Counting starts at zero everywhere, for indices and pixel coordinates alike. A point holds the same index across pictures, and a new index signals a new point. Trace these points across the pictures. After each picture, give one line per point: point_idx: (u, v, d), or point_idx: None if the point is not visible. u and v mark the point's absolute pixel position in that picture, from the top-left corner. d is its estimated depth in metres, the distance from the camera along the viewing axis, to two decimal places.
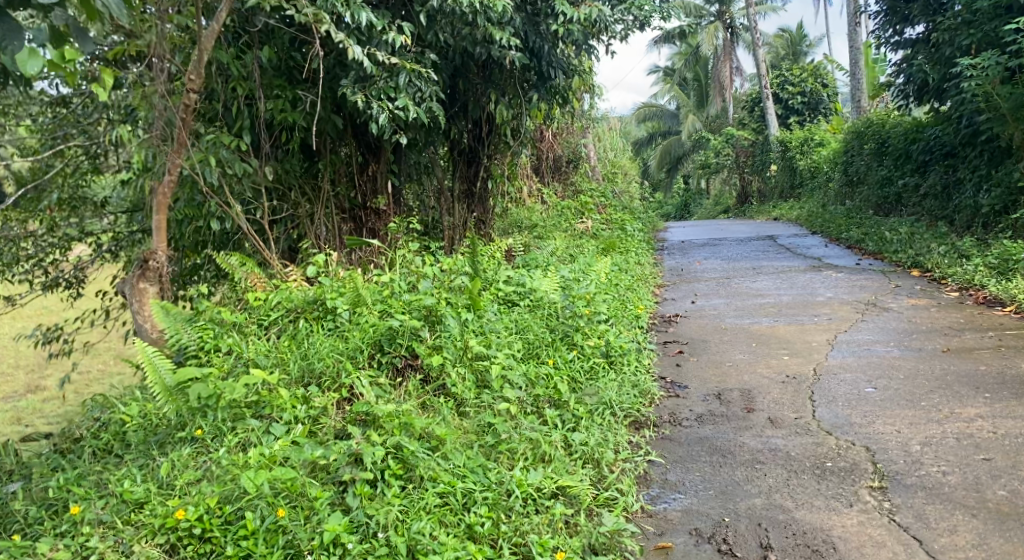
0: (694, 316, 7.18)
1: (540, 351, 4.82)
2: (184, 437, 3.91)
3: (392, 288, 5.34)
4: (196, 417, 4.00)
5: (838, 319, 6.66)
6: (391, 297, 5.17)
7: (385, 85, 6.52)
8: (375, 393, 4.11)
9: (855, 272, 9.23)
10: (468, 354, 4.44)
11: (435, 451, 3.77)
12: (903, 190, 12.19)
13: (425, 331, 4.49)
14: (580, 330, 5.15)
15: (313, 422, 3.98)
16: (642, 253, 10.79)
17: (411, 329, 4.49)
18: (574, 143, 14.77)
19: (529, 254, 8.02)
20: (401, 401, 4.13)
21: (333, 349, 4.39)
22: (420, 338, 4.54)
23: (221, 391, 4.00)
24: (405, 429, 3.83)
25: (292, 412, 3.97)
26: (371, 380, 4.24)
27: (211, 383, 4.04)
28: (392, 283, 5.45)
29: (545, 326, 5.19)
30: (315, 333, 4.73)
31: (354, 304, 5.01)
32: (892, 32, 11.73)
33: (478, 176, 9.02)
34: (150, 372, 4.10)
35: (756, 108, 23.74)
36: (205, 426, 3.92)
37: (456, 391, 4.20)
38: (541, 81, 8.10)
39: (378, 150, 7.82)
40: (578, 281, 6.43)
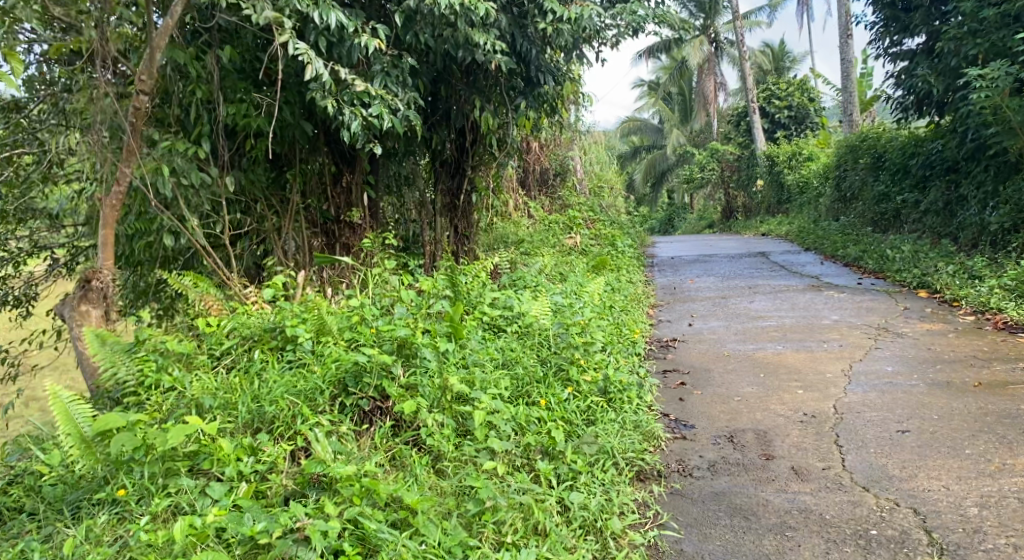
0: (692, 341, 6.66)
1: (530, 387, 4.28)
2: (103, 499, 3.39)
3: (365, 312, 4.80)
4: (120, 472, 3.47)
5: (850, 345, 6.14)
6: (363, 323, 4.63)
7: (359, 90, 5.98)
8: (334, 447, 3.57)
9: (859, 292, 8.76)
10: (449, 401, 3.88)
11: (401, 530, 3.22)
12: (901, 206, 11.71)
13: (398, 367, 3.94)
14: (574, 362, 4.61)
15: (260, 480, 3.47)
16: (633, 270, 10.28)
17: (380, 365, 3.95)
18: (562, 156, 14.29)
19: (516, 274, 7.50)
20: (365, 458, 3.59)
21: (291, 388, 3.85)
22: (391, 375, 3.96)
23: (150, 442, 3.47)
24: (367, 497, 3.28)
25: (235, 466, 3.44)
26: (331, 428, 3.70)
27: (138, 432, 3.48)
28: (365, 308, 4.89)
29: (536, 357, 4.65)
30: (274, 366, 4.22)
31: (319, 330, 4.45)
32: (889, 43, 11.27)
33: (462, 188, 8.46)
34: (64, 421, 3.59)
35: (741, 122, 23.34)
36: (130, 486, 3.40)
37: (433, 445, 3.66)
38: (528, 87, 7.59)
39: (353, 159, 7.32)
40: (570, 305, 5.90)
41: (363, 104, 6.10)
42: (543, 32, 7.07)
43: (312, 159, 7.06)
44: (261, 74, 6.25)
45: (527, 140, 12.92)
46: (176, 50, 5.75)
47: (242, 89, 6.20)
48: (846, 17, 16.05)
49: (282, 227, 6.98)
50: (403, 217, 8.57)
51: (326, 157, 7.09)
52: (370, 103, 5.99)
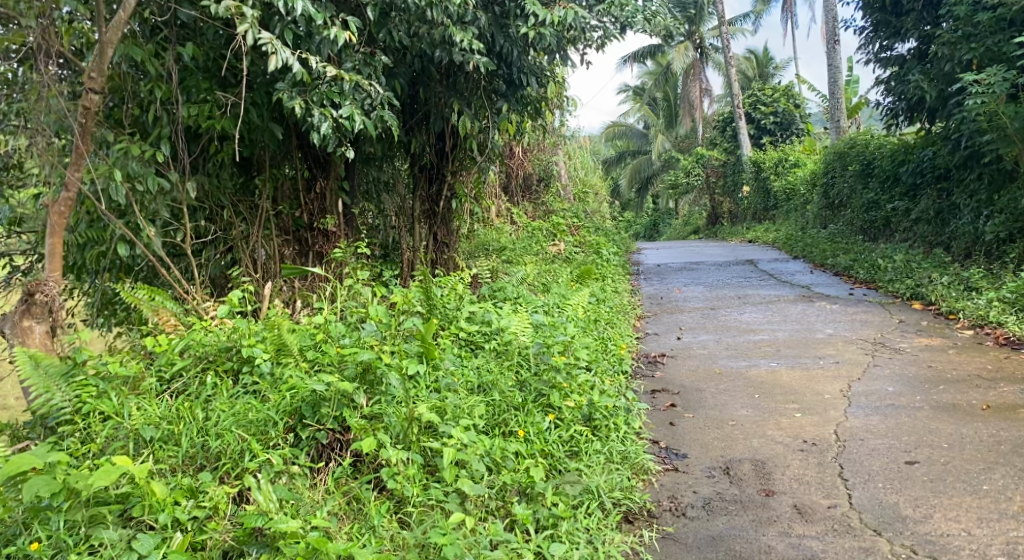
0: (681, 357, 6.34)
1: (509, 416, 3.99)
2: (15, 551, 3.13)
3: (331, 333, 4.48)
4: (36, 521, 3.21)
5: (846, 361, 5.83)
6: (329, 350, 4.28)
7: (329, 89, 5.65)
8: (279, 493, 3.39)
9: (851, 304, 8.45)
10: (418, 440, 3.65)
11: None
12: (891, 214, 11.42)
13: (361, 396, 3.76)
14: (557, 387, 4.25)
15: (198, 531, 3.29)
16: (619, 280, 9.95)
17: (341, 394, 3.76)
18: (546, 160, 13.96)
19: (497, 284, 7.16)
20: (316, 505, 3.40)
21: (237, 420, 3.70)
22: (353, 403, 3.77)
23: (71, 486, 3.23)
24: (312, 556, 3.08)
25: (170, 514, 3.28)
26: (280, 468, 3.52)
27: (57, 477, 3.24)
28: (332, 328, 4.52)
29: (515, 382, 4.33)
30: (228, 399, 3.87)
31: (275, 349, 4.18)
32: (879, 49, 10.99)
33: (441, 194, 8.06)
34: None
35: (726, 128, 23.00)
36: (45, 538, 3.15)
37: (396, 489, 3.44)
38: (510, 89, 7.26)
39: (327, 163, 6.96)
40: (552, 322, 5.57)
41: (334, 105, 5.78)
42: (525, 33, 6.72)
43: (282, 163, 6.72)
44: (228, 75, 5.91)
45: (509, 144, 12.58)
46: (131, 46, 5.40)
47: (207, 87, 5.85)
48: (833, 22, 15.78)
49: (251, 236, 6.64)
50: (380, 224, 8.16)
51: (298, 161, 6.75)
52: (340, 104, 5.66)
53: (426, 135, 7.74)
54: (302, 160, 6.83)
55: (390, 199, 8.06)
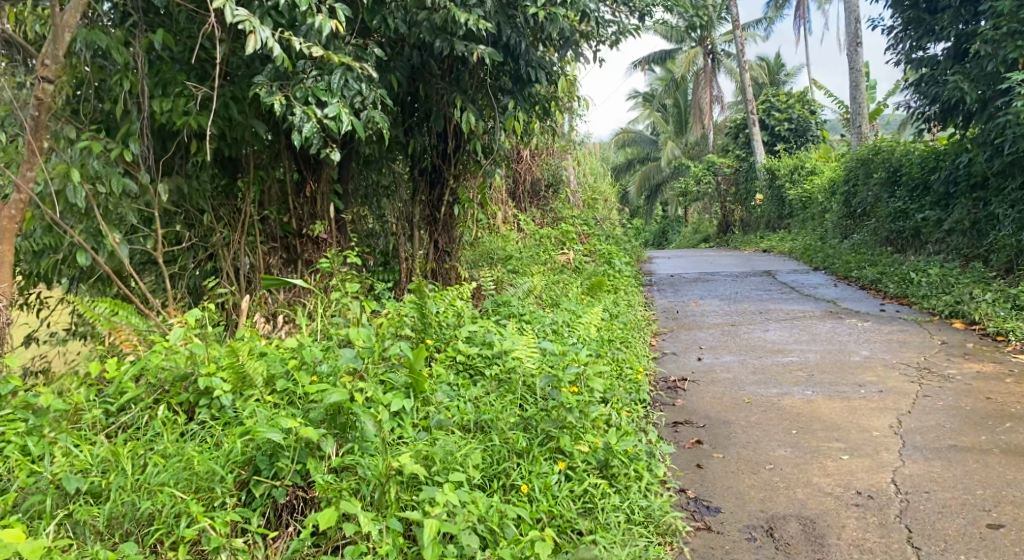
0: (704, 381, 5.71)
1: (508, 467, 3.56)
2: None
3: (306, 364, 3.91)
4: None
5: (891, 391, 5.22)
6: (303, 384, 3.73)
7: (314, 85, 5.09)
8: None
9: (884, 321, 7.85)
10: (394, 503, 3.23)
11: None
12: (921, 225, 10.77)
13: (328, 445, 3.38)
14: (568, 429, 3.75)
15: None
16: (632, 292, 9.37)
17: (304, 442, 3.39)
18: (554, 165, 13.36)
19: (504, 299, 6.57)
20: None
21: (176, 474, 3.32)
22: (321, 453, 3.39)
23: None
24: None
25: None
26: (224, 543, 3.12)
27: None
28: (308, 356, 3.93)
29: (516, 424, 3.78)
30: (174, 445, 3.49)
31: (235, 379, 3.72)
32: (909, 50, 10.37)
33: (443, 200, 7.46)
34: None
35: (739, 135, 22.10)
36: None
37: None
38: (517, 86, 6.66)
39: (318, 164, 6.40)
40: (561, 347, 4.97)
41: (320, 103, 5.21)
42: (535, 21, 6.16)
43: (269, 164, 6.14)
44: (208, 65, 5.34)
45: (517, 147, 12.02)
46: (95, 32, 4.85)
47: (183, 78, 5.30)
48: (855, 23, 15.18)
49: (233, 244, 6.05)
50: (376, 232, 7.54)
51: (287, 161, 6.17)
52: (325, 101, 5.09)
53: (426, 135, 7.17)
54: (291, 161, 6.25)
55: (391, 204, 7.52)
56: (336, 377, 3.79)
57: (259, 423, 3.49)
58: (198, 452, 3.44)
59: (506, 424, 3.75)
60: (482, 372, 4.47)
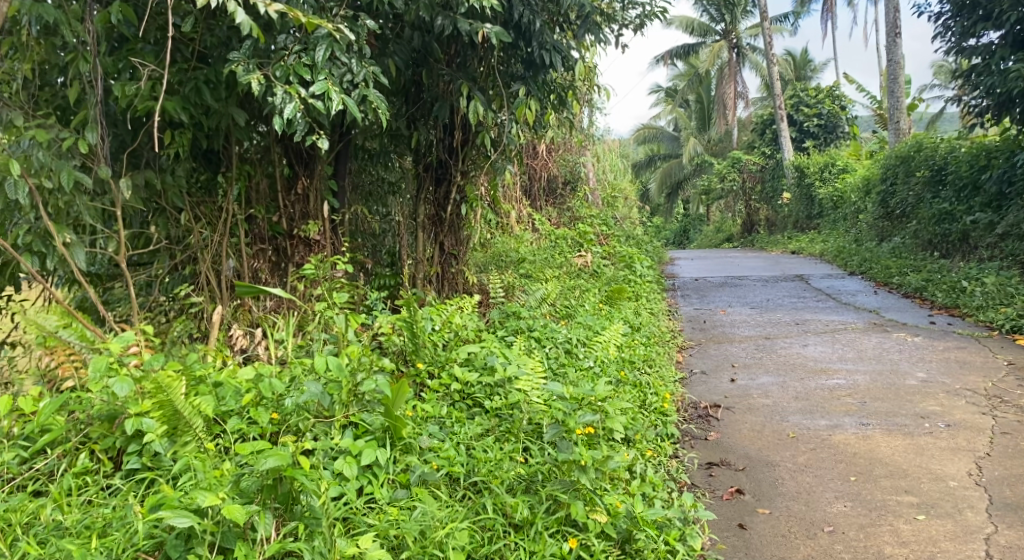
0: (740, 409, 5.01)
1: (504, 546, 3.12)
2: None
3: (264, 399, 3.57)
4: None
5: (961, 426, 4.51)
6: (263, 424, 3.45)
7: (296, 62, 4.25)
8: None
9: (937, 337, 7.13)
10: None
11: None
12: (968, 228, 10.03)
13: (262, 527, 2.90)
14: (580, 491, 3.28)
15: None
16: (654, 299, 8.69)
17: (232, 526, 2.92)
18: (573, 161, 12.67)
19: (518, 315, 5.92)
20: None
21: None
22: (249, 535, 2.93)
23: None
24: None
25: None
26: None
27: None
28: (266, 394, 3.55)
29: (519, 484, 3.39)
30: (71, 516, 3.08)
31: (168, 419, 3.31)
32: (961, 38, 9.80)
33: (450, 197, 6.78)
34: None
35: (765, 131, 21.28)
36: None
37: None
38: (530, 70, 5.95)
39: (310, 158, 5.75)
40: (576, 380, 4.30)
41: (303, 82, 4.38)
42: None
43: (255, 158, 5.51)
44: (186, 48, 4.63)
45: (533, 143, 11.34)
46: (45, 5, 4.14)
47: (154, 61, 4.58)
48: (894, 13, 14.37)
49: (213, 246, 5.38)
50: (381, 232, 6.89)
51: (275, 154, 5.53)
52: (309, 80, 4.23)
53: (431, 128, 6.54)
54: (281, 153, 5.62)
55: (396, 202, 6.89)
56: (298, 418, 3.48)
57: (179, 495, 3.07)
58: (94, 530, 3.03)
59: (509, 476, 3.38)
60: (481, 405, 3.95)
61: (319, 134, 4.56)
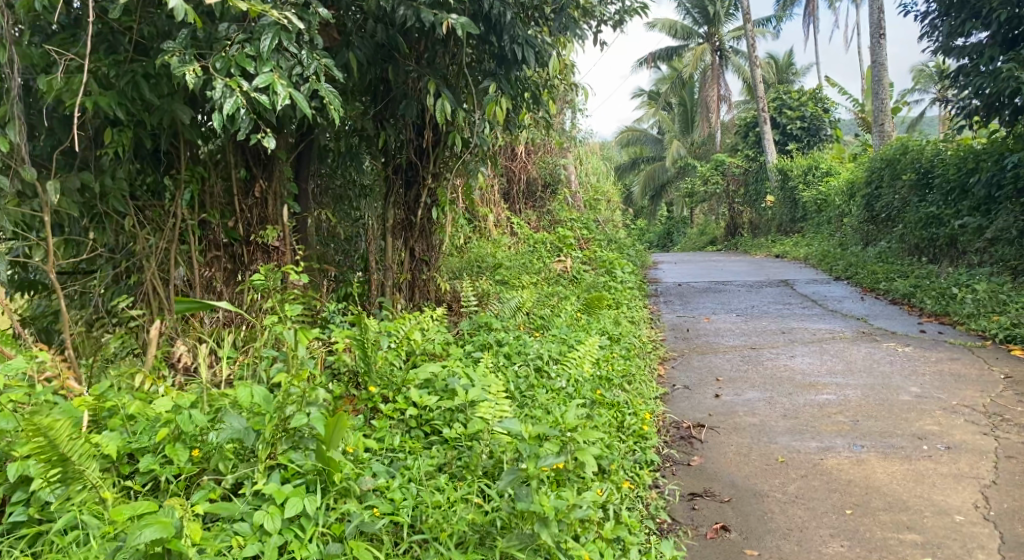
0: (726, 428, 4.67)
1: None
2: None
3: (182, 434, 3.32)
4: None
5: (961, 449, 4.20)
6: (181, 463, 3.24)
7: (238, 52, 3.87)
8: None
9: (928, 347, 6.83)
10: None
11: None
12: (957, 232, 9.77)
13: None
14: (541, 548, 3.06)
15: None
16: (635, 306, 8.35)
17: None
18: (553, 164, 12.33)
19: (488, 328, 5.57)
20: None
21: None
22: None
23: None
24: None
25: None
26: None
27: None
28: (184, 429, 3.29)
29: (473, 535, 3.15)
30: None
31: (56, 463, 3.03)
32: (949, 36, 9.50)
33: (420, 200, 6.43)
34: None
35: (748, 133, 21.02)
36: None
37: None
38: (501, 65, 5.57)
39: (268, 160, 5.39)
40: (546, 407, 3.97)
41: (248, 75, 4.01)
42: None
43: (208, 160, 5.12)
44: (123, 38, 4.23)
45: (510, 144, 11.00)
46: None
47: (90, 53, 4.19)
48: (879, 13, 14.10)
49: (160, 253, 4.97)
50: (352, 237, 6.40)
51: (230, 154, 5.17)
52: (252, 72, 3.86)
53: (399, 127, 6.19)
54: (238, 155, 5.26)
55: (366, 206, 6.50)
56: (218, 456, 3.27)
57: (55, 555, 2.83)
58: None
59: (459, 528, 3.14)
60: (439, 433, 3.72)
61: (266, 132, 4.19)
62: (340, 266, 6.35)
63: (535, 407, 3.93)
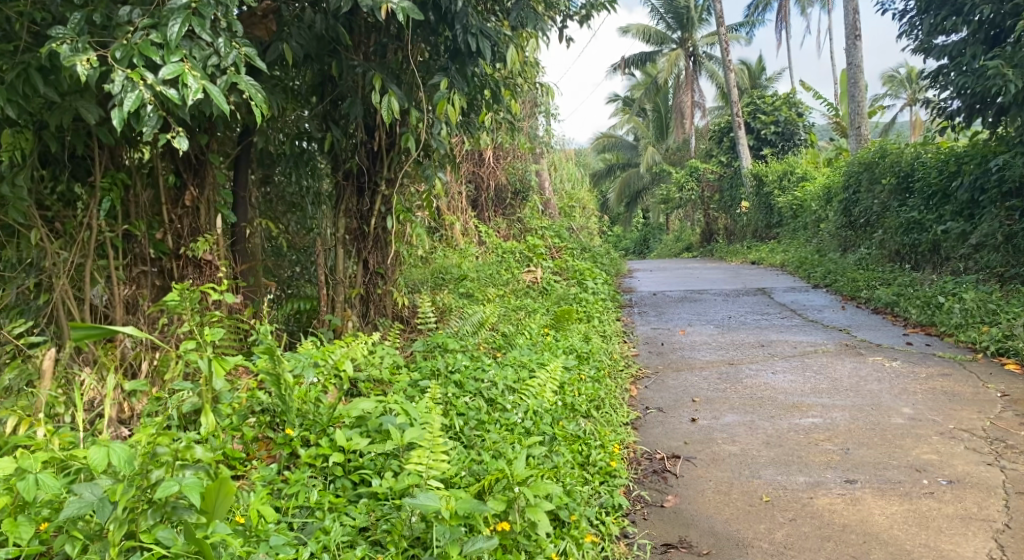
0: (704, 461, 4.20)
1: None
2: None
3: (28, 505, 2.94)
4: None
5: (965, 483, 3.77)
6: (22, 542, 2.81)
7: (142, 40, 3.34)
8: None
9: (917, 361, 6.40)
10: None
11: None
12: (940, 238, 9.39)
13: None
14: None
15: None
16: (606, 319, 7.87)
17: None
18: (522, 170, 11.85)
19: (444, 349, 5.06)
20: None
21: None
22: None
23: None
24: None
25: None
26: None
27: None
28: (29, 497, 2.88)
29: None
30: None
31: None
32: (929, 35, 9.16)
33: (374, 209, 5.79)
34: None
35: (723, 139, 20.66)
36: None
37: None
38: (454, 59, 5.15)
39: (200, 165, 4.94)
40: (496, 450, 3.53)
41: (155, 67, 3.49)
42: None
43: (135, 167, 4.63)
44: (15, 25, 3.70)
45: (477, 150, 10.49)
46: None
47: None
48: (854, 14, 13.78)
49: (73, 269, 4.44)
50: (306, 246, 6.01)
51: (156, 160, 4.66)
52: (159, 63, 3.34)
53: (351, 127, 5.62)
54: (165, 159, 4.77)
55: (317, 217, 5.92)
56: (66, 534, 2.75)
57: None
58: None
59: None
60: (369, 484, 3.28)
61: (179, 133, 3.65)
62: (300, 278, 5.95)
63: (484, 453, 3.50)
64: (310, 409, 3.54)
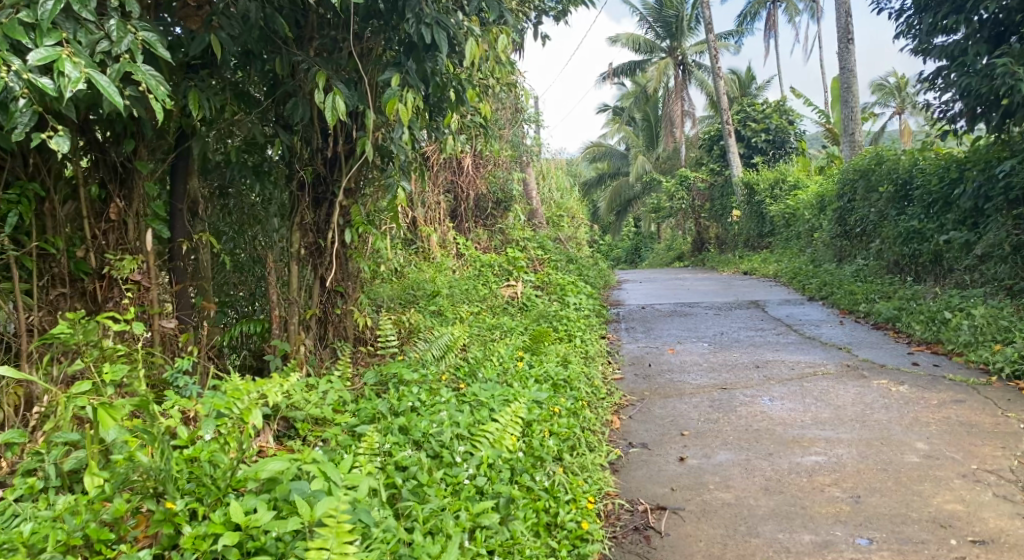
0: (695, 515, 3.65)
1: None
2: None
3: None
4: None
5: (995, 542, 3.35)
6: None
7: (10, 19, 2.85)
8: None
9: (927, 385, 5.83)
10: None
11: None
12: (943, 248, 8.88)
13: None
14: None
15: None
16: (588, 337, 7.29)
17: None
18: (504, 178, 11.25)
19: (398, 382, 4.52)
20: None
21: None
22: None
23: None
24: None
25: None
26: None
27: None
28: None
29: None
30: None
31: None
32: (927, 35, 8.64)
33: (332, 221, 5.11)
34: None
35: (713, 146, 20.10)
36: None
37: None
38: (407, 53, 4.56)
39: (125, 172, 4.31)
40: (433, 525, 3.11)
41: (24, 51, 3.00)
42: None
43: (49, 174, 4.02)
44: None
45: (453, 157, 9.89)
46: None
47: None
48: (847, 16, 13.28)
49: None
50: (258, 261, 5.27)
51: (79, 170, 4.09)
52: (29, 46, 2.87)
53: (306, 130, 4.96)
54: (86, 166, 4.16)
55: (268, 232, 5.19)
56: None
57: None
58: None
59: None
60: None
61: (60, 131, 3.20)
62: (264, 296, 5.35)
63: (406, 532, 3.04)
64: (206, 471, 3.09)
